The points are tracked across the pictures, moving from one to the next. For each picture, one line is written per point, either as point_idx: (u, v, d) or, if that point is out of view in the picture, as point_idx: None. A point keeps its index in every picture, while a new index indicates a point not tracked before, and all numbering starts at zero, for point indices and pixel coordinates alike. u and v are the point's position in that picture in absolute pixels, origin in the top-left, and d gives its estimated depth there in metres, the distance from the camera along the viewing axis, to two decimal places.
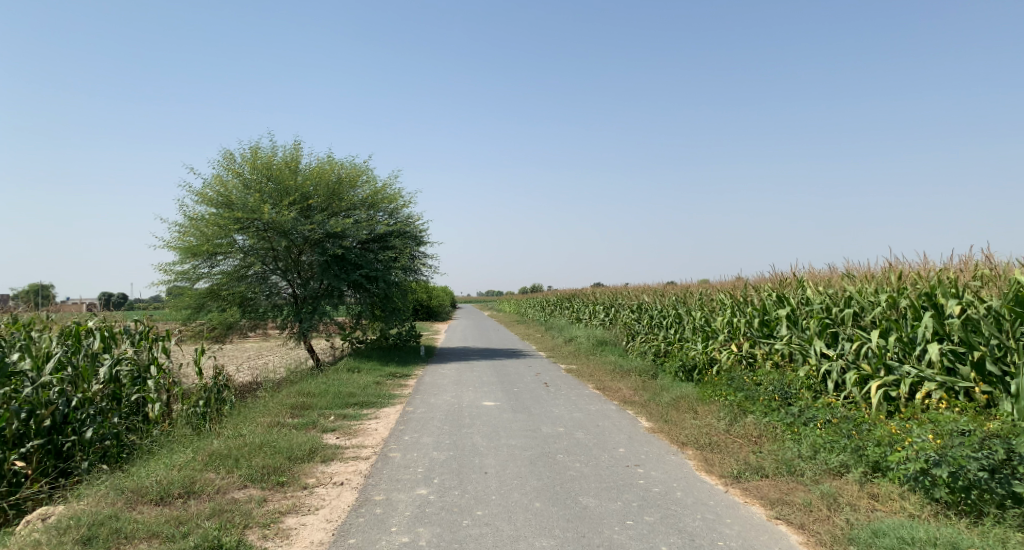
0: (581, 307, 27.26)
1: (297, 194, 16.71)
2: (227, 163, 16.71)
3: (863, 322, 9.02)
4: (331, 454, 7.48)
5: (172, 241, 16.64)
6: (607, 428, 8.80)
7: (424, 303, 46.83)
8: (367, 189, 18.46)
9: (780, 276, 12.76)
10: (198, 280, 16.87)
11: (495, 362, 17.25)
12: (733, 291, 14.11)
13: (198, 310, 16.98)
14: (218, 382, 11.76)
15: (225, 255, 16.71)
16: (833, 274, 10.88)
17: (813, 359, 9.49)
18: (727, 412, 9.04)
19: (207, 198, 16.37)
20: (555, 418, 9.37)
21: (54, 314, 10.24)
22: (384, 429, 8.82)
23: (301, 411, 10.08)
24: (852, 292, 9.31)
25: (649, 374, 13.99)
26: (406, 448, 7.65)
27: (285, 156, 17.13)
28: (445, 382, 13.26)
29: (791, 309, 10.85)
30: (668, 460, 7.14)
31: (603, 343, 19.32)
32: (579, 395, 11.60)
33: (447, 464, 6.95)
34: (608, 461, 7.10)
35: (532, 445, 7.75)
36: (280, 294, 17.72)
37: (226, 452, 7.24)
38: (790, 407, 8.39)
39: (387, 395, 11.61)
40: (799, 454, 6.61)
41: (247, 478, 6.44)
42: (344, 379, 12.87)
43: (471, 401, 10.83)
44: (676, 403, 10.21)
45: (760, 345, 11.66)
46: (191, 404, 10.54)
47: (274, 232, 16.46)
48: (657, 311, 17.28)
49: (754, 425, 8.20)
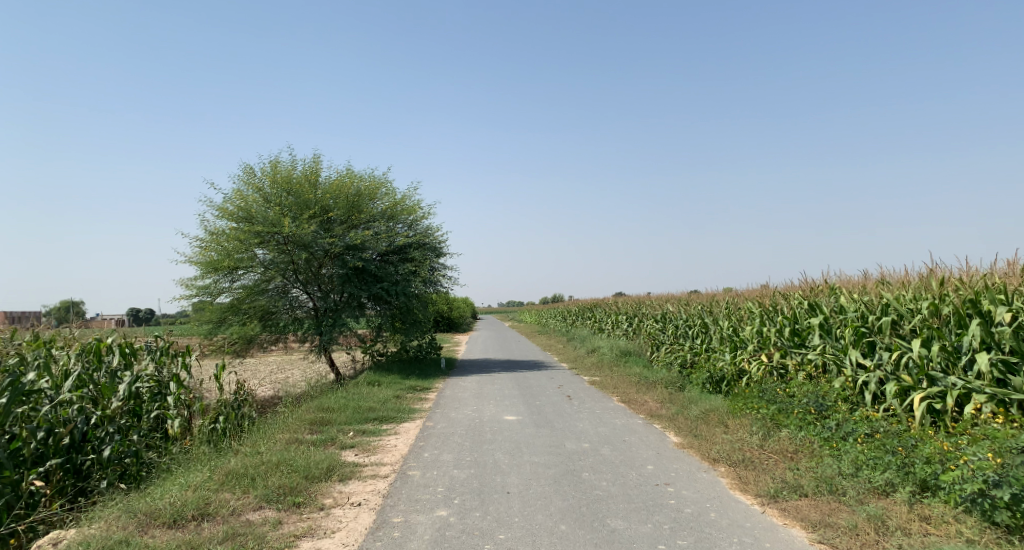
0: (603, 317, 26.90)
1: (317, 207, 16.65)
2: (247, 177, 16.70)
3: (903, 331, 8.65)
4: (349, 472, 7.25)
5: (193, 256, 16.63)
6: (634, 443, 8.50)
7: (445, 314, 46.71)
8: (387, 201, 18.35)
9: (810, 283, 12.36)
10: (220, 294, 16.83)
11: (517, 374, 16.98)
12: (761, 300, 13.73)
13: (219, 324, 16.99)
14: (238, 398, 11.61)
15: (246, 270, 16.67)
16: (867, 280, 10.49)
17: (849, 369, 9.11)
18: (760, 426, 8.68)
19: (228, 213, 16.35)
20: (580, 433, 9.08)
21: (76, 330, 10.12)
22: (404, 445, 8.58)
23: (320, 427, 9.88)
24: (890, 300, 8.93)
25: (675, 386, 13.63)
26: (426, 466, 7.40)
27: (305, 170, 17.09)
28: (466, 396, 13.01)
29: (824, 317, 10.48)
30: (699, 478, 6.82)
31: (627, 354, 18.97)
32: (604, 408, 11.29)
33: (468, 483, 6.69)
34: (636, 479, 6.80)
35: (556, 462, 7.47)
36: (301, 307, 17.59)
37: (242, 470, 7.04)
38: (826, 420, 8.03)
39: (408, 410, 11.37)
40: (839, 471, 6.28)
41: (263, 499, 6.23)
42: (364, 393, 12.68)
43: (493, 415, 10.57)
44: (706, 416, 9.86)
45: (792, 355, 11.27)
46: (211, 420, 10.38)
47: (295, 245, 16.40)
48: (682, 320, 16.92)
49: (789, 440, 7.84)
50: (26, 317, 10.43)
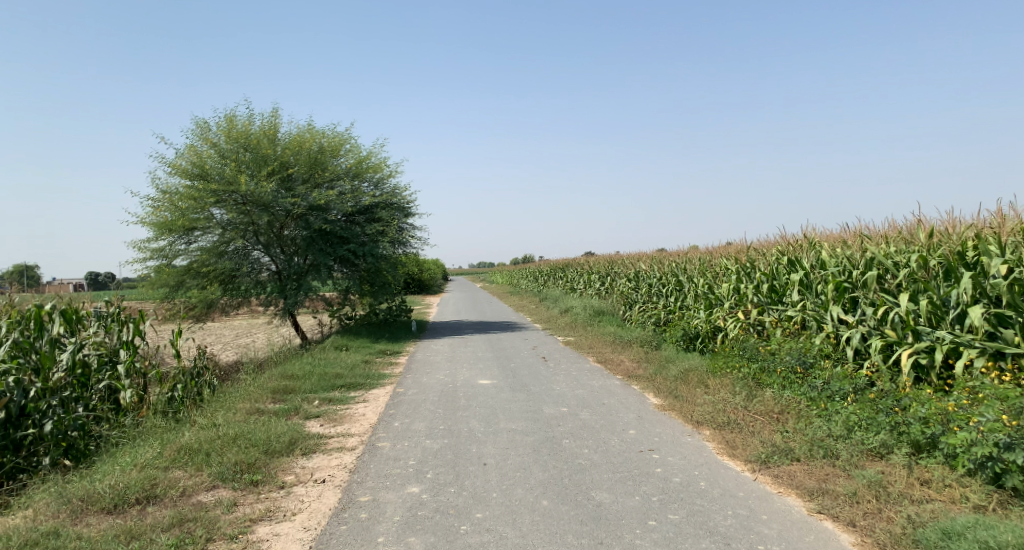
0: (575, 277, 26.59)
1: (276, 164, 15.84)
2: (201, 132, 15.77)
3: (888, 285, 8.37)
4: (312, 445, 6.77)
5: (146, 217, 15.73)
6: (614, 406, 8.14)
7: (414, 276, 45.98)
8: (351, 158, 17.55)
9: (790, 238, 12.04)
10: (176, 258, 16.05)
11: (490, 336, 16.55)
12: (738, 256, 13.42)
13: (177, 288, 16.21)
14: (196, 365, 10.98)
15: (203, 230, 15.89)
16: (849, 234, 10.19)
17: (830, 325, 8.85)
18: (742, 385, 8.36)
19: (181, 169, 15.47)
20: (557, 396, 8.69)
21: (15, 297, 9.33)
22: (372, 414, 8.12)
23: (283, 396, 9.36)
24: (874, 254, 8.63)
25: (651, 345, 13.33)
26: (396, 437, 6.96)
27: (263, 124, 16.20)
28: (438, 359, 12.55)
29: (805, 273, 10.21)
30: (685, 443, 6.49)
31: (600, 313, 18.64)
32: (580, 369, 10.94)
33: (441, 455, 6.27)
34: (618, 446, 6.44)
35: (534, 429, 7.08)
36: (263, 271, 16.89)
37: (196, 445, 6.52)
38: (811, 378, 7.75)
39: (377, 375, 10.88)
40: (829, 432, 5.98)
41: (217, 478, 5.73)
42: (331, 358, 12.14)
43: (466, 380, 10.14)
44: (685, 375, 9.54)
45: (770, 312, 10.98)
46: (167, 390, 9.76)
47: (253, 205, 15.63)
48: (656, 279, 16.58)
49: (774, 400, 7.53)
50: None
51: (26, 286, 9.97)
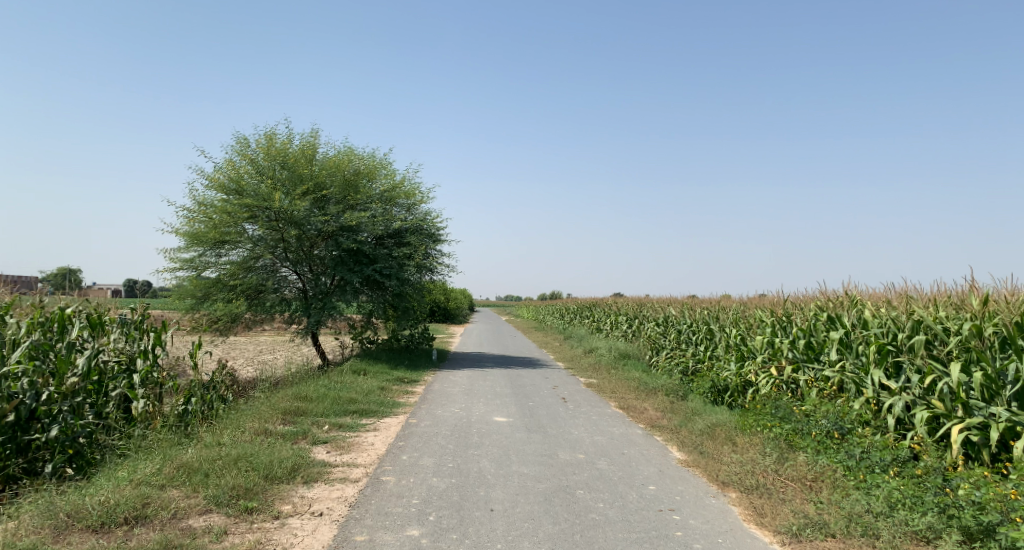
0: (602, 317, 26.20)
1: (312, 183, 15.86)
2: (240, 147, 15.88)
3: (938, 352, 7.85)
4: (315, 474, 6.47)
5: (180, 227, 15.81)
6: (634, 457, 7.72)
7: (441, 304, 45.96)
8: (386, 182, 17.55)
9: (829, 294, 11.55)
10: (205, 269, 16.06)
11: (511, 371, 16.20)
12: (773, 308, 12.95)
13: (203, 300, 16.18)
14: (214, 379, 10.80)
15: (234, 245, 15.91)
16: (895, 294, 9.71)
17: (870, 390, 8.35)
18: (772, 446, 7.88)
19: (218, 183, 15.54)
20: (574, 442, 8.30)
21: (43, 297, 9.26)
22: (381, 444, 7.81)
23: (293, 418, 9.10)
24: (922, 317, 8.16)
25: (676, 394, 12.84)
26: (402, 471, 6.63)
27: (302, 144, 16.27)
28: (455, 391, 12.21)
29: (844, 331, 9.72)
30: (708, 506, 6.05)
31: (625, 356, 18.19)
32: (601, 414, 10.53)
33: (447, 495, 5.92)
34: (636, 502, 6.03)
35: (547, 475, 6.70)
36: (289, 288, 16.82)
37: (196, 464, 6.27)
38: (848, 446, 7.26)
39: (391, 404, 10.58)
40: (868, 507, 5.50)
41: (212, 502, 5.47)
42: (347, 382, 11.87)
43: (482, 416, 9.78)
44: (712, 430, 9.07)
45: (805, 370, 10.46)
46: (180, 402, 9.57)
47: (285, 222, 15.64)
48: (685, 325, 16.10)
49: (807, 466, 7.04)
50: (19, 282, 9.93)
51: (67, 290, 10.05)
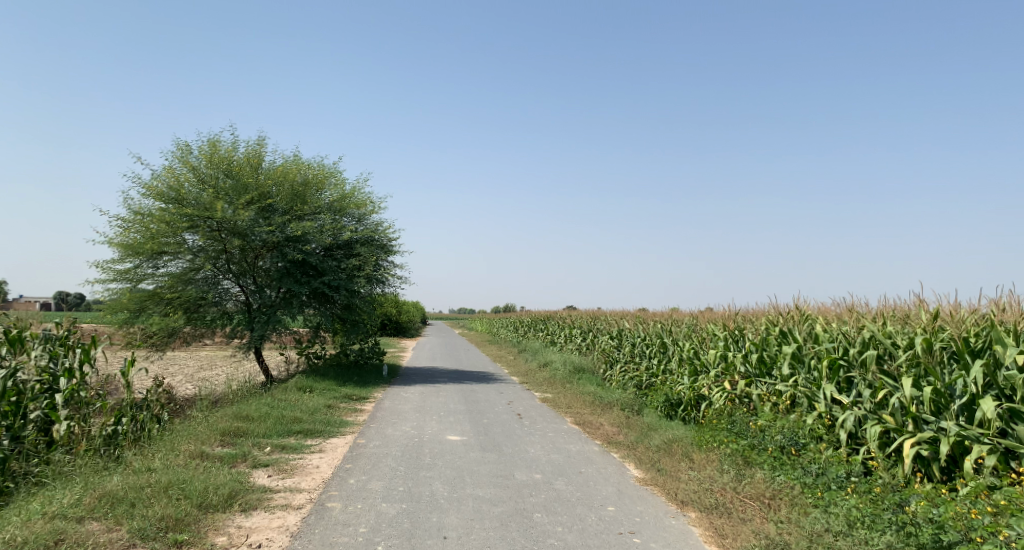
0: (555, 330, 26.08)
1: (256, 193, 15.27)
2: (181, 154, 15.20)
3: (889, 366, 7.88)
4: (254, 501, 6.05)
5: (114, 237, 15.01)
6: (591, 476, 7.50)
7: (392, 317, 45.27)
8: (335, 193, 17.07)
9: (782, 308, 11.61)
10: (141, 281, 15.26)
11: (463, 386, 15.86)
12: (726, 322, 12.97)
13: (138, 313, 15.37)
14: (149, 398, 10.17)
15: (173, 256, 15.19)
16: (845, 308, 9.78)
17: (822, 405, 8.34)
18: (729, 463, 7.77)
19: (156, 192, 14.82)
20: (530, 461, 8.02)
21: None
22: (327, 467, 7.40)
23: (232, 439, 8.59)
24: (873, 332, 8.18)
25: (631, 409, 12.71)
26: (349, 497, 6.25)
27: (248, 152, 15.67)
28: (406, 408, 11.81)
29: (798, 345, 9.73)
30: (669, 527, 5.86)
31: (579, 370, 18.04)
32: (556, 431, 10.29)
33: (397, 523, 5.57)
34: (595, 525, 5.80)
35: (503, 498, 6.41)
36: (231, 301, 16.15)
37: (121, 493, 5.77)
38: (804, 462, 7.20)
39: (339, 422, 10.13)
40: (827, 526, 5.39)
41: (137, 535, 5.06)
42: (292, 400, 11.36)
43: (433, 434, 9.42)
44: (668, 447, 8.92)
45: (758, 384, 10.44)
46: (111, 423, 8.93)
47: (228, 232, 15.05)
48: (639, 338, 16.05)
49: (765, 483, 6.95)
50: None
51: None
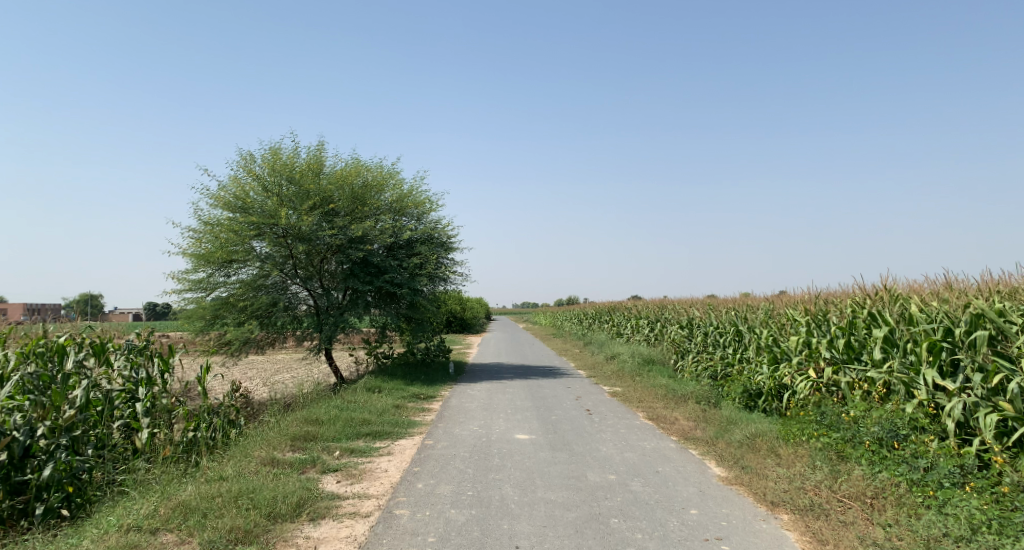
0: (621, 321, 25.51)
1: (319, 197, 15.38)
2: (245, 163, 15.43)
3: (1003, 348, 7.22)
4: (323, 509, 5.93)
5: (187, 248, 15.37)
6: (670, 475, 7.09)
7: (457, 314, 45.53)
8: (395, 193, 17.06)
9: (868, 289, 10.82)
10: (214, 290, 15.58)
11: (531, 382, 15.61)
12: (805, 305, 12.23)
13: (213, 321, 15.71)
14: (226, 404, 10.30)
15: (242, 263, 15.41)
16: (942, 287, 9.01)
17: (924, 392, 7.71)
18: (822, 459, 7.23)
19: (223, 201, 15.09)
20: (604, 459, 7.69)
21: (48, 324, 8.75)
22: (396, 471, 7.26)
23: (303, 444, 8.56)
24: (982, 310, 7.48)
25: (707, 402, 12.16)
26: (417, 503, 6.05)
27: (308, 158, 15.80)
28: (474, 407, 11.61)
29: (890, 328, 9.01)
30: (760, 533, 5.44)
31: (649, 362, 17.51)
32: (630, 427, 9.90)
33: (466, 531, 5.33)
34: (678, 531, 5.42)
35: (576, 501, 6.09)
36: (300, 305, 16.33)
37: (193, 503, 5.72)
38: (908, 457, 6.62)
39: (408, 423, 10.02)
40: (946, 531, 5.14)
41: (207, 548, 4.98)
42: (362, 402, 11.32)
43: (503, 433, 9.18)
44: (752, 442, 8.40)
45: (846, 371, 9.75)
46: (191, 430, 9.06)
47: (293, 238, 15.18)
48: (712, 327, 15.39)
49: (864, 481, 6.43)
50: (43, 311, 9.64)
51: (89, 316, 9.71)
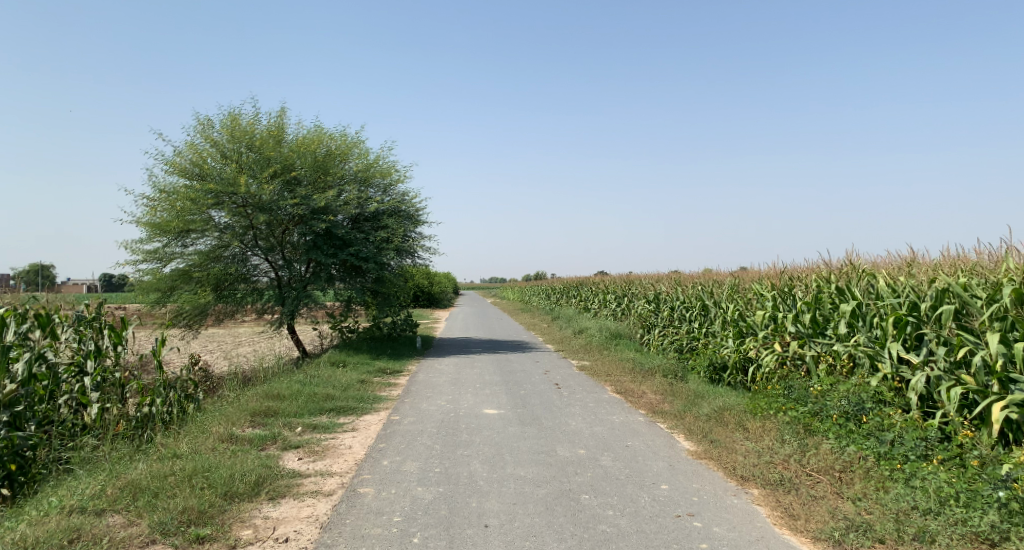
0: (589, 296, 25.52)
1: (280, 166, 14.88)
2: (202, 128, 14.81)
3: (967, 323, 7.25)
4: (283, 487, 5.69)
5: (141, 217, 14.77)
6: (640, 450, 7.01)
7: (423, 288, 45.21)
8: (360, 162, 16.60)
9: (835, 264, 10.85)
10: (170, 261, 15.04)
11: (499, 356, 15.47)
12: (772, 280, 12.24)
13: (169, 293, 15.19)
14: (183, 379, 9.91)
15: (200, 233, 14.88)
16: (908, 263, 9.05)
17: (889, 366, 7.75)
18: (790, 433, 7.23)
19: (179, 168, 14.50)
20: (573, 434, 7.58)
21: None
22: (360, 447, 7.04)
23: (263, 419, 8.27)
24: (949, 285, 7.49)
25: (673, 375, 12.17)
26: (382, 481, 5.85)
27: (269, 124, 15.25)
28: (441, 381, 11.41)
29: (858, 302, 9.02)
30: (732, 509, 5.39)
31: (617, 336, 17.50)
32: (598, 400, 9.82)
33: (433, 510, 5.16)
34: (649, 507, 5.32)
35: (546, 477, 5.96)
36: (260, 277, 15.85)
37: (143, 482, 5.43)
38: (874, 430, 6.64)
39: (372, 398, 9.78)
40: (913, 504, 5.15)
41: (157, 531, 4.73)
42: (326, 376, 11.03)
43: (470, 408, 9.00)
44: (720, 415, 8.38)
45: (811, 345, 9.79)
46: (145, 405, 8.68)
47: (253, 208, 14.68)
48: (678, 301, 15.39)
49: (832, 455, 6.43)
50: None
51: (41, 286, 9.20)
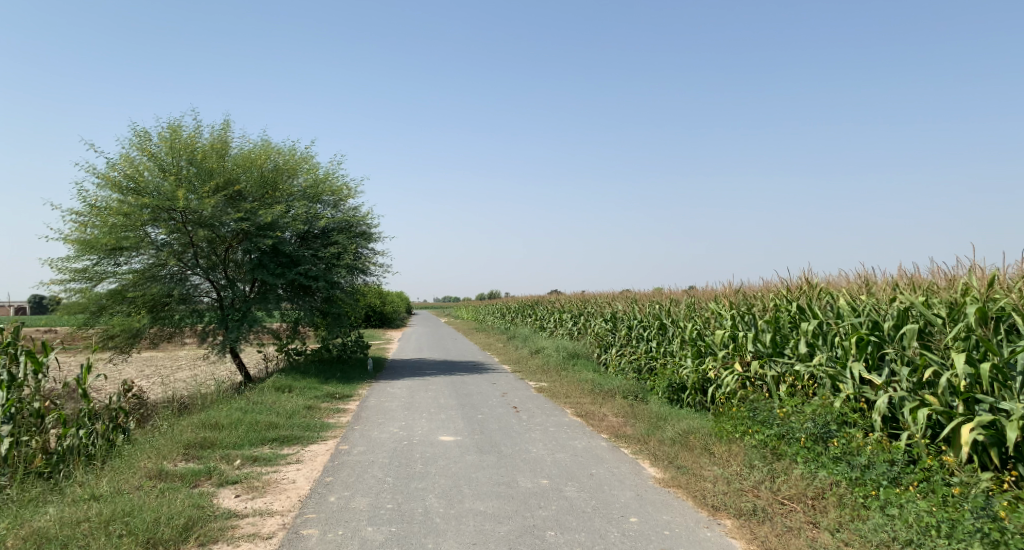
0: (544, 315, 25.25)
1: (223, 179, 14.21)
2: (139, 141, 14.03)
3: (931, 342, 7.13)
4: (215, 530, 5.12)
5: (69, 233, 13.84)
6: (604, 478, 6.64)
7: (374, 308, 44.40)
8: (309, 178, 16.06)
9: (793, 282, 10.79)
10: (101, 281, 14.13)
11: (454, 378, 14.97)
12: (730, 298, 12.13)
13: (98, 315, 14.22)
14: (112, 408, 9.15)
15: (134, 251, 14.02)
16: (868, 281, 8.98)
17: (851, 386, 7.57)
18: (758, 458, 6.97)
19: (112, 182, 13.68)
20: (533, 462, 7.17)
21: None
22: (305, 482, 6.49)
23: (198, 452, 7.61)
24: (911, 303, 7.38)
25: (633, 397, 11.90)
26: (329, 521, 5.33)
27: (211, 138, 14.59)
28: (393, 407, 10.86)
29: (818, 320, 8.90)
30: (705, 543, 5.06)
31: (574, 356, 17.19)
32: (558, 424, 9.45)
33: None
34: (618, 543, 4.95)
35: (507, 512, 5.53)
36: (200, 298, 15.03)
37: (52, 531, 4.80)
38: (844, 454, 6.43)
39: (319, 426, 9.19)
40: (893, 535, 4.90)
41: None
42: (269, 403, 10.37)
43: (424, 436, 8.49)
44: (684, 439, 8.10)
45: (772, 365, 9.65)
46: (67, 437, 7.92)
47: (194, 224, 13.99)
48: (636, 320, 15.19)
49: (804, 481, 6.18)
50: None
51: None
